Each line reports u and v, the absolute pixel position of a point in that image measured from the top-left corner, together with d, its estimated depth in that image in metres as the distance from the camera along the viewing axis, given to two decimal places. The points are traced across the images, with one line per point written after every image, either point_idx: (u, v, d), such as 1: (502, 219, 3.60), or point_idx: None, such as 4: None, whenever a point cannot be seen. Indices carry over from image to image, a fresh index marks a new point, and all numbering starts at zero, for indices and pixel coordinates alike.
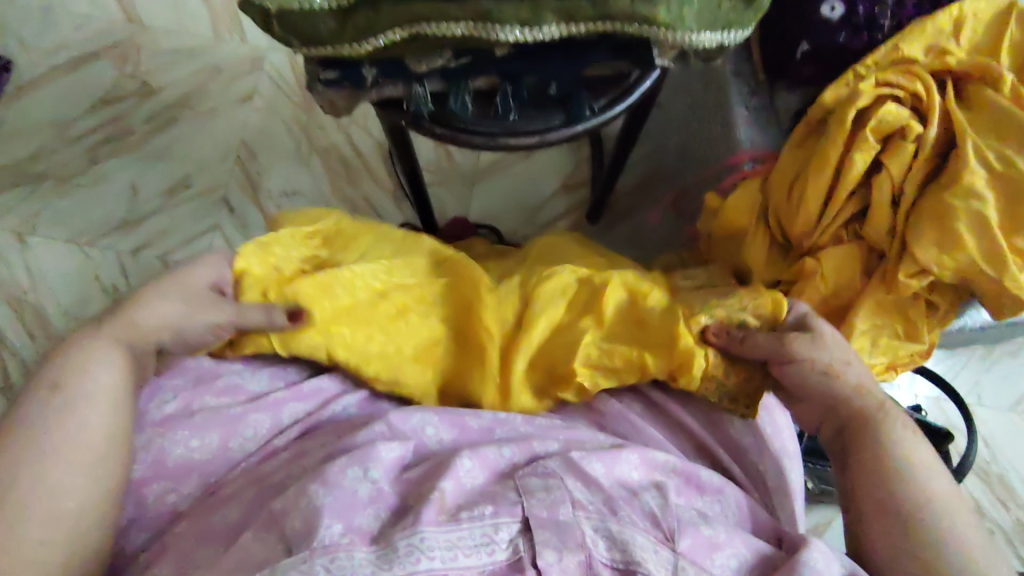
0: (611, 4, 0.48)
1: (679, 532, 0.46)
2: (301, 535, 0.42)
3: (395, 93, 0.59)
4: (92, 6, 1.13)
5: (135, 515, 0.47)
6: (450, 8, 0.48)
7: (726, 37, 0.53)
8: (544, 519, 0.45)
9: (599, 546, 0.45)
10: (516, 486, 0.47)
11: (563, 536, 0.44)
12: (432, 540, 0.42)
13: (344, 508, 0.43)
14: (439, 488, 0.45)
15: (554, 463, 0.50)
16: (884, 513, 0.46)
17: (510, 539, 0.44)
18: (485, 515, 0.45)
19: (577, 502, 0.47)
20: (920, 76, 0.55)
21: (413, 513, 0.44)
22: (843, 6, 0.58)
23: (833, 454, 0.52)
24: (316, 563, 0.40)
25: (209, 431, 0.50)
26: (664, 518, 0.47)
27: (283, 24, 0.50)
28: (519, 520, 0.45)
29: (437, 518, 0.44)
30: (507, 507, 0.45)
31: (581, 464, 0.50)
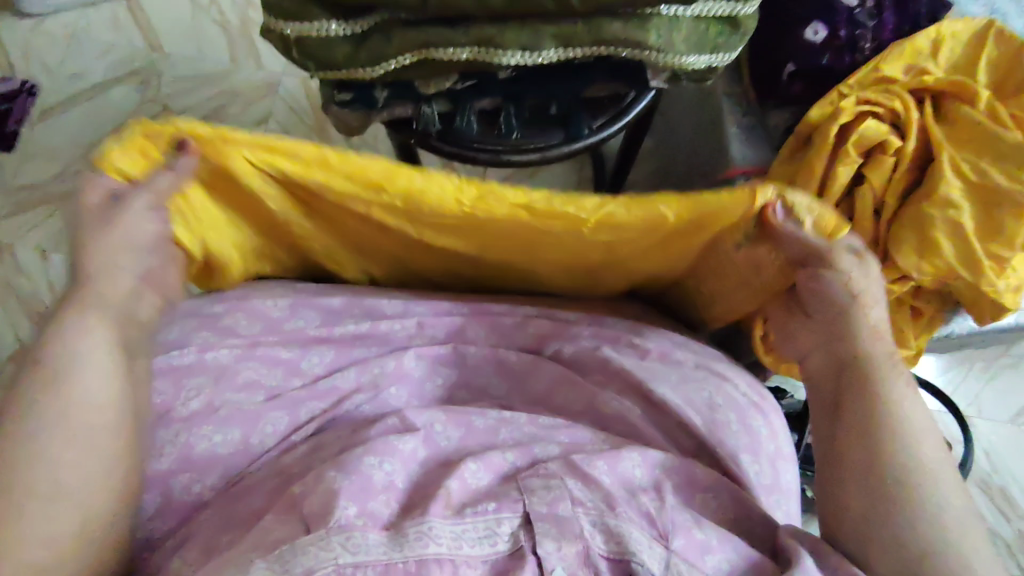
0: (605, 29, 0.51)
1: (672, 533, 0.48)
2: (318, 516, 0.44)
3: (405, 114, 0.62)
4: (116, 35, 1.19)
5: (162, 504, 0.50)
6: (455, 35, 0.52)
7: (714, 59, 0.56)
8: (544, 513, 0.47)
9: (596, 539, 0.47)
10: (518, 486, 0.49)
11: (563, 529, 0.46)
12: (440, 530, 0.45)
13: (360, 491, 0.46)
14: (445, 486, 0.48)
15: (555, 466, 0.51)
16: (870, 453, 0.48)
17: (511, 532, 0.47)
18: (489, 511, 0.47)
19: (577, 499, 0.49)
20: (900, 93, 0.58)
21: (422, 507, 0.47)
22: (825, 31, 0.62)
23: (824, 395, 0.54)
24: (333, 540, 0.43)
25: (232, 426, 0.53)
26: (660, 519, 0.49)
27: (302, 52, 0.54)
28: (521, 516, 0.47)
29: (444, 512, 0.46)
30: (509, 503, 0.48)
31: (583, 465, 0.51)
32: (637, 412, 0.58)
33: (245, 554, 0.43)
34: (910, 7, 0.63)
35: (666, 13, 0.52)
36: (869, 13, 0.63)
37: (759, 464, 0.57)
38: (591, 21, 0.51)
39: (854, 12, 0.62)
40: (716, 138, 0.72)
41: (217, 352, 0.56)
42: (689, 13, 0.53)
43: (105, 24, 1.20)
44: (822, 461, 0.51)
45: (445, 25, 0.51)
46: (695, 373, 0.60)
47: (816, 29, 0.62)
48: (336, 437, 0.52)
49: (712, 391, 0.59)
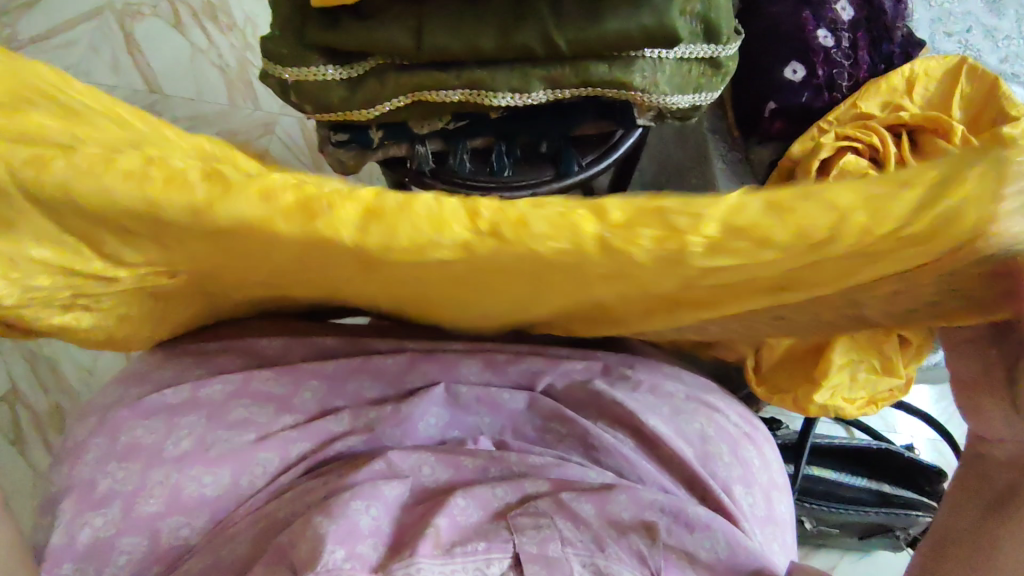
0: (591, 71, 0.53)
1: (663, 570, 0.50)
2: (306, 562, 0.44)
3: (399, 153, 0.64)
4: (114, 76, 1.21)
5: (149, 547, 0.51)
6: (448, 78, 0.53)
7: (697, 98, 0.59)
8: (534, 554, 0.48)
9: None
10: (508, 526, 0.49)
11: (552, 570, 0.47)
12: (428, 573, 0.44)
13: (347, 534, 0.46)
14: (434, 525, 0.47)
15: (545, 503, 0.51)
16: (986, 545, 0.41)
17: (501, 574, 0.47)
18: (478, 551, 0.47)
19: (566, 540, 0.49)
20: (877, 129, 0.60)
21: (410, 546, 0.46)
22: (804, 70, 0.64)
23: (984, 485, 0.43)
24: None
25: (222, 468, 0.52)
26: (651, 558, 0.50)
27: (299, 94, 0.55)
28: (510, 555, 0.48)
29: (433, 551, 0.46)
30: (500, 543, 0.48)
31: (571, 504, 0.51)
32: (629, 446, 0.58)
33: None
34: (883, 47, 0.66)
35: (652, 56, 0.54)
36: (845, 54, 0.65)
37: (752, 495, 0.57)
38: (578, 64, 0.53)
39: (832, 51, 0.64)
40: (703, 173, 0.74)
41: (209, 389, 0.55)
42: (672, 55, 0.55)
43: (105, 65, 1.22)
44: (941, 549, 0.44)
45: (437, 67, 0.53)
46: (686, 405, 0.60)
47: (795, 68, 0.64)
48: (326, 481, 0.52)
49: (704, 423, 0.60)
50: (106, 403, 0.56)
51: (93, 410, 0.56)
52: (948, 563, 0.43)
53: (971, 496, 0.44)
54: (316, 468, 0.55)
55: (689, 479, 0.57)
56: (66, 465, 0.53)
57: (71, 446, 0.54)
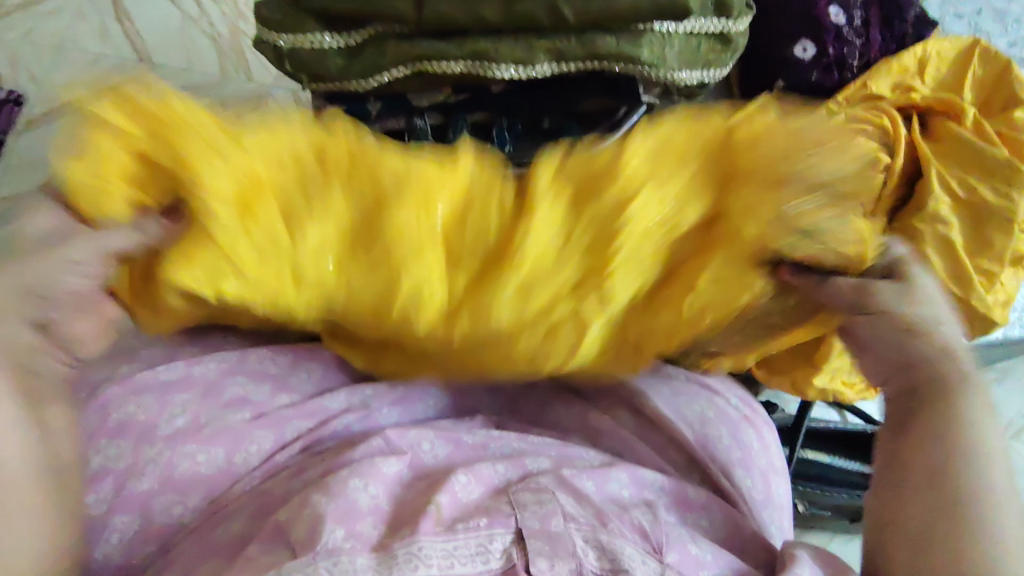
0: (598, 43, 0.51)
1: (667, 545, 0.48)
2: (303, 544, 0.43)
3: (396, 127, 0.62)
4: (105, 44, 1.18)
5: (142, 525, 0.50)
6: (448, 48, 0.52)
7: (705, 75, 0.57)
8: (536, 529, 0.46)
9: (589, 556, 0.46)
10: (510, 500, 0.48)
11: (555, 547, 0.46)
12: (430, 549, 0.44)
13: (345, 514, 0.45)
14: (435, 502, 0.47)
15: (547, 479, 0.51)
16: (931, 471, 0.45)
17: (504, 548, 0.46)
18: (480, 527, 0.46)
19: (568, 514, 0.48)
20: (885, 111, 0.59)
21: (411, 525, 0.45)
22: (814, 48, 0.63)
23: (911, 397, 0.48)
24: (320, 566, 0.42)
25: (215, 446, 0.52)
26: (653, 532, 0.49)
27: (293, 63, 0.54)
28: (512, 531, 0.46)
29: (435, 529, 0.45)
30: (501, 518, 0.47)
31: (573, 480, 0.51)
32: (628, 429, 0.58)
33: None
34: (896, 25, 0.65)
35: (660, 30, 0.53)
36: (857, 32, 0.64)
37: (751, 478, 0.57)
38: (585, 36, 0.51)
39: (843, 29, 0.63)
40: None
41: (203, 367, 0.55)
42: (682, 30, 0.54)
43: (93, 34, 1.19)
44: (921, 475, 0.45)
45: (438, 38, 0.52)
46: (687, 386, 0.59)
47: (805, 47, 0.63)
48: (324, 459, 0.52)
49: (706, 403, 0.59)
50: None
51: None
52: (909, 480, 0.46)
53: (887, 425, 0.49)
54: (313, 447, 0.54)
55: (689, 461, 0.57)
56: None
57: None
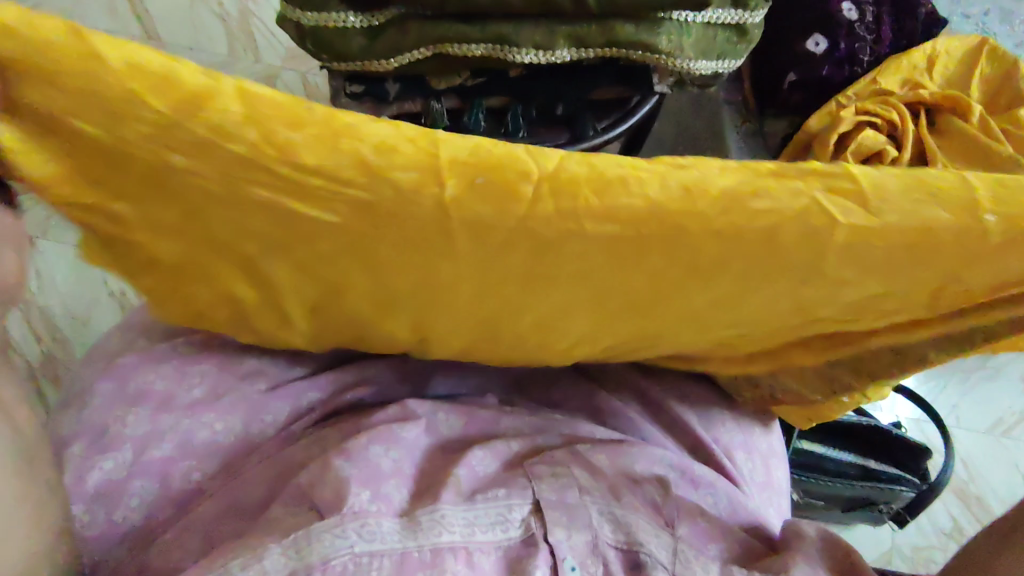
0: (617, 31, 0.52)
1: (677, 519, 0.50)
2: (331, 505, 0.45)
3: (414, 109, 0.63)
4: (112, 20, 1.18)
5: (160, 490, 0.50)
6: (470, 31, 0.52)
7: (720, 65, 0.58)
8: (553, 501, 0.48)
9: (605, 529, 0.48)
10: (526, 474, 0.50)
11: (572, 517, 0.47)
12: (452, 517, 0.45)
13: (369, 478, 0.46)
14: (455, 473, 0.48)
15: (562, 454, 0.52)
16: None
17: (522, 519, 0.47)
18: (499, 497, 0.47)
19: (584, 488, 0.49)
20: (894, 105, 0.61)
21: (432, 495, 0.47)
22: (826, 42, 0.64)
23: None
24: (349, 527, 0.43)
25: (233, 415, 0.53)
26: (665, 507, 0.50)
27: (315, 42, 0.54)
28: (530, 502, 0.48)
29: (455, 499, 0.46)
30: (519, 490, 0.48)
31: (587, 455, 0.52)
32: (635, 410, 0.59)
33: (260, 541, 0.43)
34: (906, 23, 0.66)
35: (678, 19, 0.54)
36: (869, 28, 0.65)
37: (752, 461, 0.58)
38: (605, 23, 0.52)
39: (855, 25, 0.64)
40: (714, 145, 0.73)
41: (221, 340, 0.55)
42: (699, 19, 0.55)
43: (100, 9, 1.19)
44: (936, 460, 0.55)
45: (461, 20, 0.52)
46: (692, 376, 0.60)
47: (817, 40, 0.64)
48: (340, 429, 0.52)
49: (708, 389, 0.60)
50: (113, 349, 0.56)
51: (100, 356, 0.56)
52: None
53: None
54: (329, 417, 0.56)
55: (694, 444, 0.58)
56: (73, 411, 0.53)
57: (78, 391, 0.53)
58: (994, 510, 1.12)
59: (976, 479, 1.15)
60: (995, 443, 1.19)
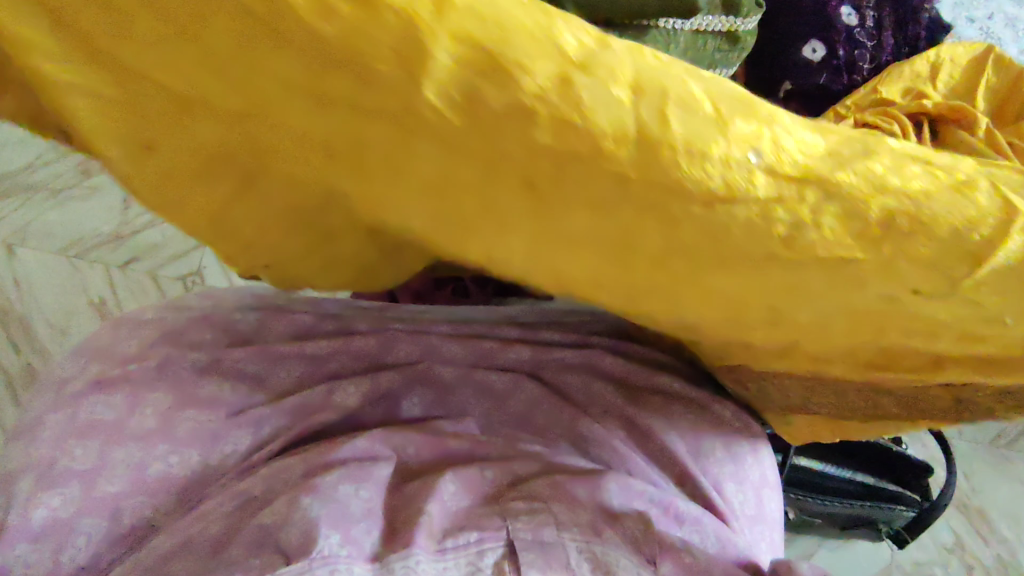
0: (600, 40, 0.49)
1: (660, 556, 0.47)
2: (298, 549, 0.43)
3: None
4: None
5: (110, 527, 0.48)
6: None
7: (710, 74, 0.55)
8: (528, 541, 0.46)
9: (583, 568, 0.45)
10: (500, 511, 0.47)
11: (549, 559, 0.45)
12: (425, 565, 0.43)
13: (339, 518, 0.45)
14: (427, 512, 0.46)
15: (540, 485, 0.50)
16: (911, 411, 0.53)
17: (495, 563, 0.45)
18: (471, 542, 0.45)
19: (562, 524, 0.47)
20: (897, 116, 0.57)
21: (404, 536, 0.45)
22: (823, 49, 0.61)
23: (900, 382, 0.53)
24: (315, 572, 0.41)
25: (189, 447, 0.50)
26: (646, 543, 0.48)
27: None
28: (503, 542, 0.46)
29: (427, 544, 0.44)
30: (493, 532, 0.46)
31: (567, 487, 0.50)
32: (619, 437, 0.56)
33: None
34: (909, 29, 0.63)
35: (665, 27, 0.50)
36: (869, 33, 0.62)
37: (742, 492, 0.56)
38: None
39: (854, 31, 0.61)
40: None
41: (179, 366, 0.53)
42: (688, 26, 0.51)
43: None
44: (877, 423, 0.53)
45: None
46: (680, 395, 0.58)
47: (813, 47, 0.61)
48: (302, 461, 0.50)
49: (697, 416, 0.57)
50: (66, 375, 0.53)
51: (53, 382, 0.54)
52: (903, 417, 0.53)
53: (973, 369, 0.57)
54: (291, 447, 0.53)
55: (681, 475, 0.55)
56: (22, 443, 0.50)
57: (29, 420, 0.51)
58: (996, 525, 1.10)
59: (978, 492, 1.12)
60: (998, 455, 1.16)
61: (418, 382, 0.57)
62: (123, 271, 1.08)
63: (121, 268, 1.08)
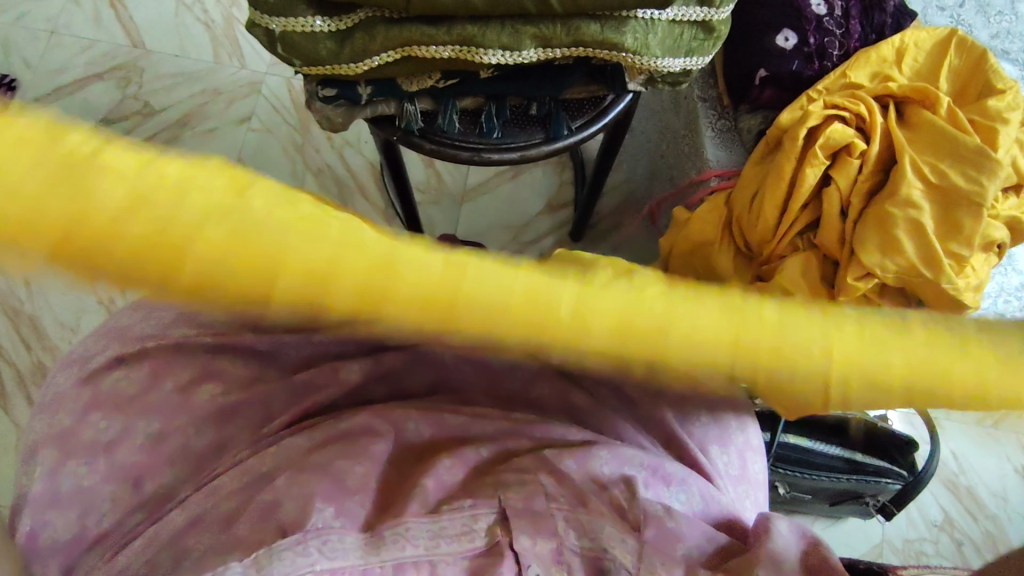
0: (582, 31, 0.53)
1: (645, 522, 0.49)
2: (293, 520, 0.44)
3: (388, 111, 0.63)
4: (98, 32, 1.24)
5: (130, 494, 0.51)
6: (437, 34, 0.53)
7: (688, 62, 0.59)
8: (519, 508, 0.47)
9: (570, 536, 0.47)
10: (493, 483, 0.50)
11: (538, 526, 0.47)
12: (417, 530, 0.45)
13: (335, 491, 0.47)
14: (422, 485, 0.49)
15: (529, 462, 0.53)
16: None
17: (487, 530, 0.46)
18: (465, 508, 0.47)
19: (550, 495, 0.49)
20: (863, 99, 0.61)
21: (400, 506, 0.47)
22: (795, 38, 0.65)
23: None
24: (309, 543, 0.42)
25: (205, 419, 0.53)
26: (632, 510, 0.50)
27: (286, 47, 0.54)
28: (495, 512, 0.47)
29: (420, 511, 0.47)
30: (485, 500, 0.48)
31: (554, 460, 0.53)
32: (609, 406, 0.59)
33: (222, 559, 0.42)
34: (875, 16, 0.67)
35: (642, 17, 0.54)
36: (837, 23, 0.66)
37: (727, 454, 0.59)
38: (569, 23, 0.53)
39: (824, 20, 0.66)
40: (693, 141, 0.74)
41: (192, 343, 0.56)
42: (665, 17, 0.55)
43: (86, 19, 1.25)
44: None
45: (427, 22, 0.53)
46: None
47: (786, 35, 0.65)
48: (306, 437, 0.52)
49: None
50: (88, 354, 0.57)
51: (75, 360, 0.57)
52: None
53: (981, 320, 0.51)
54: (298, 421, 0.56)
55: (669, 439, 0.59)
56: (48, 416, 0.54)
57: (54, 395, 0.54)
58: (985, 502, 1.13)
59: (967, 471, 1.15)
60: (986, 436, 1.19)
61: (420, 360, 0.60)
62: None
63: None
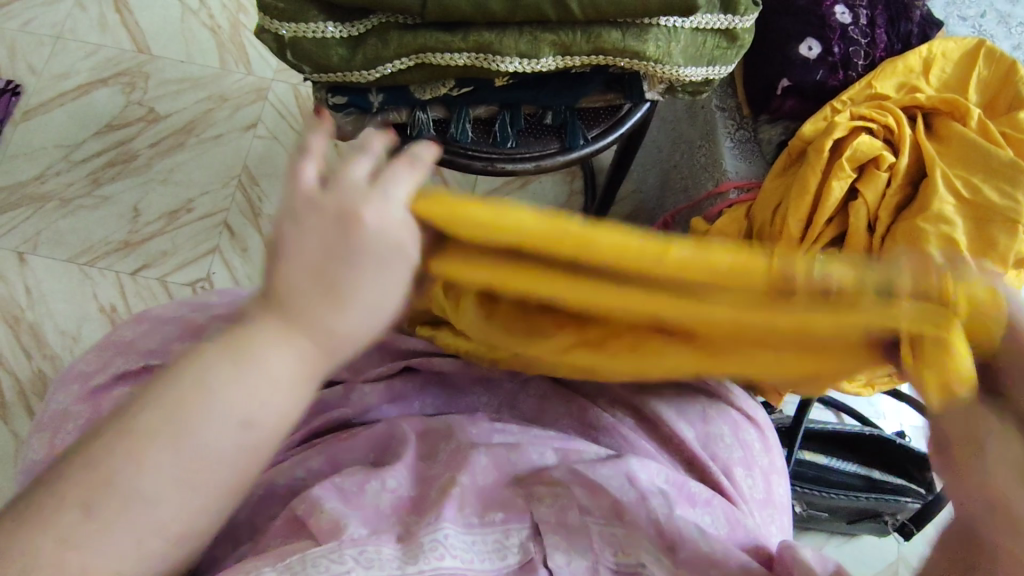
0: (603, 38, 0.52)
1: (680, 542, 0.47)
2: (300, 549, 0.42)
3: (399, 120, 0.62)
4: (103, 36, 1.23)
5: None
6: (452, 41, 0.51)
7: (710, 71, 0.57)
8: (553, 523, 0.46)
9: (607, 552, 0.45)
10: (524, 495, 0.48)
11: (573, 541, 0.45)
12: (454, 539, 0.43)
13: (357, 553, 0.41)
14: (458, 483, 0.47)
15: (562, 473, 0.50)
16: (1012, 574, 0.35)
17: (521, 544, 0.45)
18: (496, 522, 0.46)
19: (584, 507, 0.47)
20: (889, 110, 0.60)
21: (435, 512, 0.45)
22: (819, 47, 0.64)
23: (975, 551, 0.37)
24: (346, 553, 0.41)
25: None
26: (668, 528, 0.47)
27: (296, 54, 0.52)
28: (528, 526, 0.46)
29: (459, 517, 0.45)
30: (517, 515, 0.46)
31: (586, 472, 0.50)
32: (629, 424, 0.58)
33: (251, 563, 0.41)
34: (901, 25, 0.66)
35: (665, 25, 0.53)
36: (862, 32, 0.65)
37: (752, 477, 0.59)
38: (590, 31, 0.51)
39: (849, 28, 0.64)
40: (710, 151, 0.73)
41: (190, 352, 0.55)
42: (687, 25, 0.54)
43: (93, 25, 1.23)
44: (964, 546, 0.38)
45: (442, 29, 0.51)
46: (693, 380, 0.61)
47: (809, 45, 0.64)
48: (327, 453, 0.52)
49: (705, 403, 0.60)
50: (89, 372, 0.55)
51: (75, 378, 0.55)
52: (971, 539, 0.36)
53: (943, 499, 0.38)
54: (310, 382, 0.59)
55: (688, 460, 0.58)
56: (49, 435, 0.51)
57: (54, 414, 0.53)
58: None
59: None
60: None
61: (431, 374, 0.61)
62: (134, 277, 1.09)
63: (132, 275, 1.09)
